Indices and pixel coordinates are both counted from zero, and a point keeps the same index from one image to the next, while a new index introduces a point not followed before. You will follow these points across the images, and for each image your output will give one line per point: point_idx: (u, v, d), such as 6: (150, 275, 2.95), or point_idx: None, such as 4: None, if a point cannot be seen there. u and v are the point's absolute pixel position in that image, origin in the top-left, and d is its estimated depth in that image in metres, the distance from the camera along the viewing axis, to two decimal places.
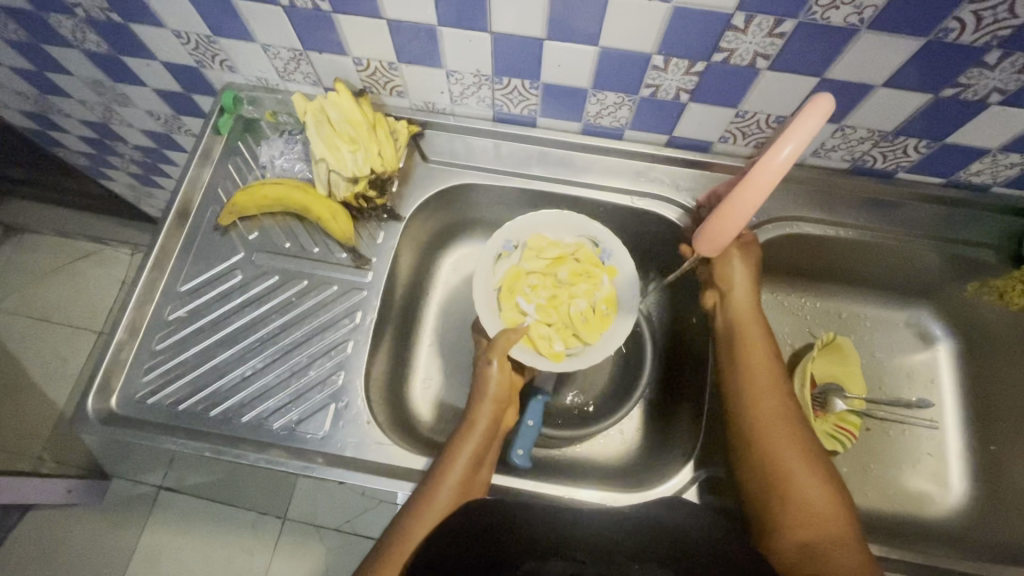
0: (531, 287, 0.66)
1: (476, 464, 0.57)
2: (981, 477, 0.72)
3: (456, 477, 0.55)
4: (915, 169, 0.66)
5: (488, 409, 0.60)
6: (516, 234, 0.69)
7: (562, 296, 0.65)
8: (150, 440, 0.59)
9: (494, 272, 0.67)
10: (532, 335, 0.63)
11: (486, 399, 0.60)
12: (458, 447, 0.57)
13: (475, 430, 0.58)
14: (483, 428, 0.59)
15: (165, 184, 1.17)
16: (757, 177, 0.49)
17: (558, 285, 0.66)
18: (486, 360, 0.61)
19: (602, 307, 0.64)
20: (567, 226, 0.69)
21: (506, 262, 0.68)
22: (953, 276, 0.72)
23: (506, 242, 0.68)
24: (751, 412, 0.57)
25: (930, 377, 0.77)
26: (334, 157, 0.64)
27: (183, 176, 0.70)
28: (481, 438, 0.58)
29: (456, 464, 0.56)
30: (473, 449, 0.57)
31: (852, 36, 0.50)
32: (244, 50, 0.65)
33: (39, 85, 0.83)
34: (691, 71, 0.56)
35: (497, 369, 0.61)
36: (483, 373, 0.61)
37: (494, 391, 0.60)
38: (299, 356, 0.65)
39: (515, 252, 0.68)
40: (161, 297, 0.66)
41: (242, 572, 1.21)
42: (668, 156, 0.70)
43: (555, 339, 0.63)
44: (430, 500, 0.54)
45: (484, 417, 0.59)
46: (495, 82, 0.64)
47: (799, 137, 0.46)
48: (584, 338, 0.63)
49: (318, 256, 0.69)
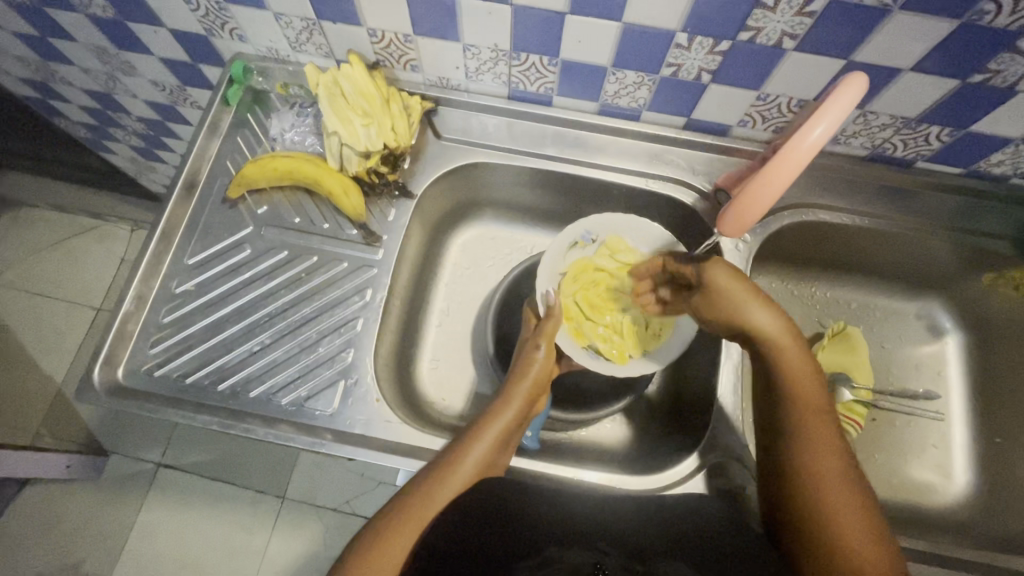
0: (595, 284, 0.66)
1: (500, 445, 0.57)
2: (985, 469, 0.72)
3: (479, 454, 0.55)
4: (935, 158, 0.65)
5: (525, 390, 0.60)
6: (598, 228, 0.67)
7: (620, 303, 0.65)
8: (156, 413, 0.59)
9: (564, 257, 0.66)
10: (581, 330, 0.63)
11: (526, 382, 0.60)
12: (489, 423, 0.57)
13: (508, 408, 0.58)
14: (516, 409, 0.58)
15: (167, 158, 1.15)
16: (787, 156, 0.50)
17: (621, 291, 0.66)
18: (535, 343, 0.62)
19: (656, 327, 0.64)
20: (649, 238, 0.67)
21: (580, 252, 0.67)
22: (967, 268, 0.72)
23: (585, 233, 0.67)
24: (797, 442, 0.51)
25: (938, 369, 0.77)
26: (346, 131, 0.62)
27: (191, 148, 0.68)
28: (512, 419, 0.58)
29: (484, 440, 0.56)
30: (502, 429, 0.57)
31: (884, 16, 0.48)
32: (255, 18, 0.63)
33: (41, 52, 0.82)
34: (714, 51, 0.55)
35: (542, 355, 0.61)
36: (528, 354, 0.62)
37: (536, 374, 0.60)
38: (308, 333, 0.64)
39: (591, 245, 0.67)
40: (168, 270, 0.65)
41: (240, 548, 1.22)
42: (686, 139, 0.69)
43: (599, 339, 0.63)
44: (453, 469, 0.53)
45: (519, 398, 0.59)
46: (513, 58, 0.62)
47: (833, 118, 0.47)
48: (627, 347, 0.63)
49: (327, 232, 0.68)
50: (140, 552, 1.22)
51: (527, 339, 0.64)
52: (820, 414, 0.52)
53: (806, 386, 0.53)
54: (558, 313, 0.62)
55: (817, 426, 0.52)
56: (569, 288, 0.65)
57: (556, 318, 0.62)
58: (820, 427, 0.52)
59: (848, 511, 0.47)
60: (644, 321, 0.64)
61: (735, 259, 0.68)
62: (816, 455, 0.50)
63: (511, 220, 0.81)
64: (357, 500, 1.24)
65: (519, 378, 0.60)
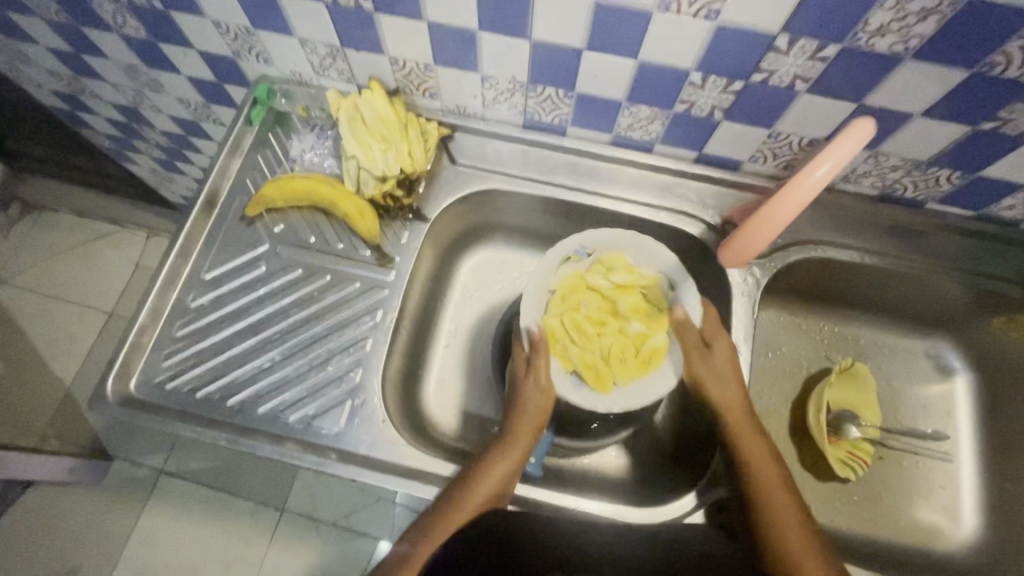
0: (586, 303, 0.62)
1: (502, 489, 0.57)
2: (994, 514, 0.71)
3: (484, 498, 0.55)
4: (945, 200, 0.65)
5: (530, 426, 0.60)
6: (594, 244, 0.64)
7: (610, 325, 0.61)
8: (166, 426, 0.59)
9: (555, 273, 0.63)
10: (565, 352, 0.60)
11: (530, 422, 0.60)
12: (493, 462, 0.57)
13: (511, 452, 0.58)
14: (521, 451, 0.59)
15: (187, 170, 1.17)
16: (800, 187, 0.54)
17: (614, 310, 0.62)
18: (535, 383, 0.60)
19: (645, 355, 0.59)
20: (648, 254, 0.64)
21: (572, 267, 0.64)
22: (977, 309, 0.71)
23: (579, 247, 0.64)
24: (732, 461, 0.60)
25: (947, 410, 0.76)
26: (365, 155, 0.64)
27: (212, 166, 0.70)
28: (513, 464, 0.58)
29: (485, 487, 0.55)
30: (506, 470, 0.57)
31: (896, 64, 0.49)
32: (281, 44, 0.65)
33: (73, 67, 0.84)
34: (727, 90, 0.56)
35: (545, 388, 0.60)
36: (528, 394, 0.60)
37: (540, 416, 0.60)
38: (318, 351, 0.65)
39: (586, 260, 0.64)
40: (185, 284, 0.66)
41: (237, 561, 1.21)
42: (696, 172, 0.70)
43: (584, 362, 0.59)
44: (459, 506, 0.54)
45: (524, 437, 0.59)
46: (529, 89, 0.64)
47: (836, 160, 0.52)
48: (613, 375, 0.59)
49: (341, 252, 0.69)
50: (138, 559, 1.22)
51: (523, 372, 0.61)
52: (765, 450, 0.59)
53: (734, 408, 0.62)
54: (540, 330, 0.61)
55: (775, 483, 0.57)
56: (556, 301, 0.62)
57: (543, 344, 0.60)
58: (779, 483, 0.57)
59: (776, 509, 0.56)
60: (633, 347, 0.60)
61: (744, 294, 0.68)
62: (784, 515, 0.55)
63: (522, 244, 0.82)
64: (355, 516, 1.23)
65: (521, 417, 0.60)
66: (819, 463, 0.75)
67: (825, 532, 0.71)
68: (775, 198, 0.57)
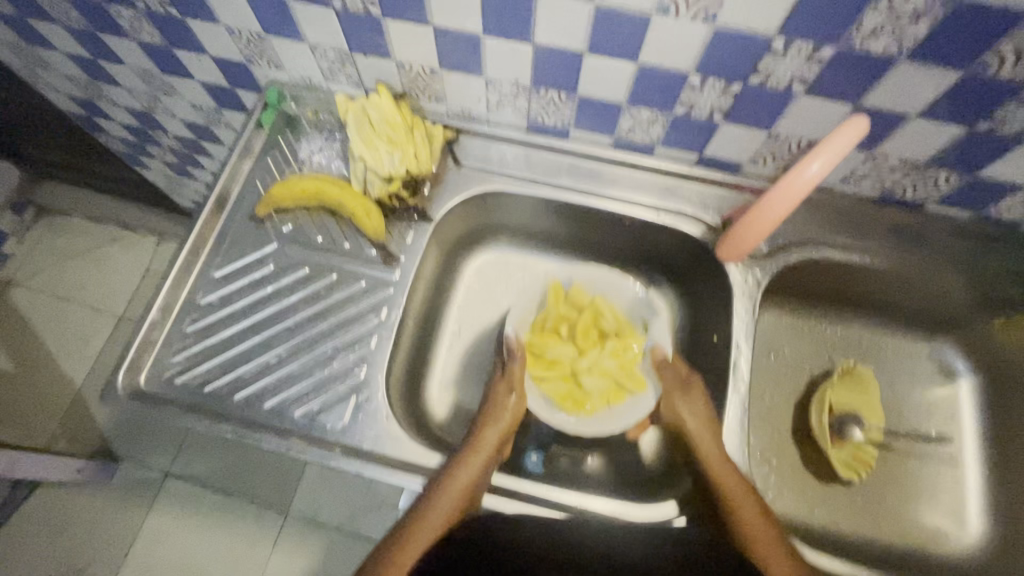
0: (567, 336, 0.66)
1: (470, 495, 0.57)
2: (998, 518, 0.70)
3: (449, 504, 0.56)
4: (944, 201, 0.66)
5: (495, 433, 0.61)
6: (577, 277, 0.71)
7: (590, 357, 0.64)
8: (174, 419, 0.61)
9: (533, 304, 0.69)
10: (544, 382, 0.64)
11: (496, 426, 0.61)
12: (456, 470, 0.57)
13: (476, 457, 0.59)
14: (484, 459, 0.59)
15: (198, 174, 1.20)
16: (794, 179, 0.56)
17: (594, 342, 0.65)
18: (508, 390, 0.64)
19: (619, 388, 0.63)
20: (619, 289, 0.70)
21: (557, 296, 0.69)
22: (980, 312, 0.72)
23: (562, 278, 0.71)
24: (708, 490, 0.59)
25: (951, 413, 0.76)
26: (372, 156, 0.65)
27: (224, 167, 0.72)
28: (479, 471, 0.58)
29: (450, 492, 0.56)
30: (469, 479, 0.57)
31: (892, 65, 0.50)
32: (292, 49, 0.67)
33: (91, 72, 0.87)
34: (726, 92, 0.58)
35: (515, 401, 0.63)
36: (501, 401, 0.63)
37: (507, 421, 0.62)
38: (324, 348, 0.66)
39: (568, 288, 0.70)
40: (195, 282, 0.68)
41: (241, 563, 1.21)
42: (697, 174, 0.71)
43: (562, 393, 0.63)
44: (423, 519, 0.56)
45: (488, 447, 0.60)
46: (532, 93, 0.65)
47: (831, 154, 0.52)
48: (588, 405, 0.63)
49: (348, 252, 0.71)
50: (143, 560, 1.23)
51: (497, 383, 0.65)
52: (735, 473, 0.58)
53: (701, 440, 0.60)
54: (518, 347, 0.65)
55: (749, 511, 0.57)
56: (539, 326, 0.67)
57: (520, 358, 0.64)
58: (753, 512, 0.57)
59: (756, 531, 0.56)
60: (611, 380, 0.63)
61: (745, 294, 0.69)
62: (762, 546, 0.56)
63: (525, 246, 0.83)
64: (358, 519, 1.23)
65: (490, 421, 0.62)
66: (821, 465, 0.74)
67: (828, 534, 0.71)
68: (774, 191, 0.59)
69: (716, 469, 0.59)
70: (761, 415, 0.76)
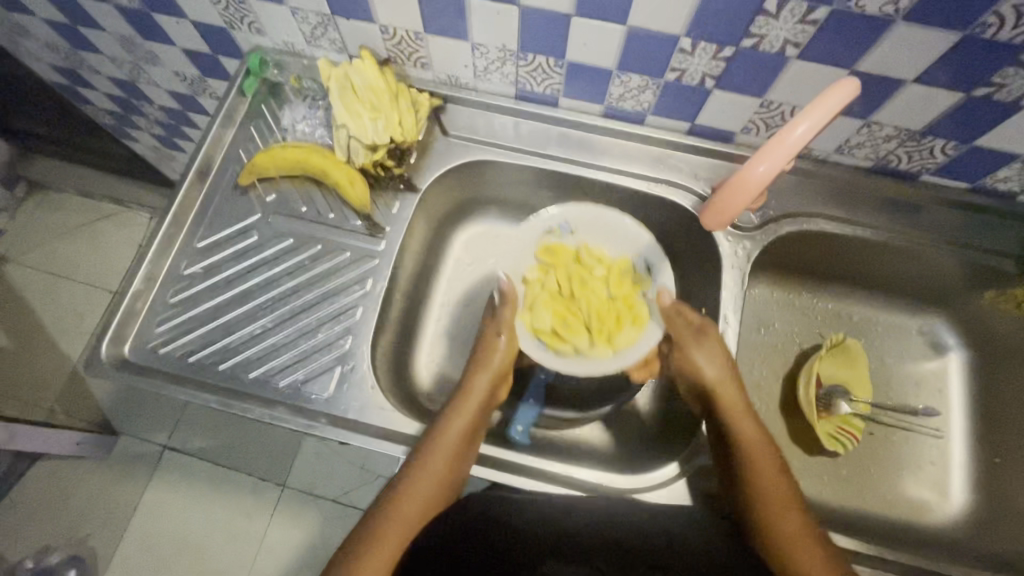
0: (563, 282, 0.63)
1: (464, 441, 0.59)
2: (982, 490, 0.71)
3: (444, 453, 0.57)
4: (939, 172, 0.64)
5: (485, 380, 0.62)
6: (575, 220, 0.66)
7: (582, 298, 0.62)
8: (160, 388, 0.61)
9: (537, 241, 0.65)
10: (536, 323, 0.61)
11: (486, 373, 0.62)
12: (452, 417, 0.59)
13: (466, 404, 0.61)
14: (476, 402, 0.61)
15: (187, 147, 1.18)
16: (776, 145, 0.54)
17: (586, 286, 0.62)
18: (496, 332, 0.63)
19: (612, 327, 0.60)
20: (621, 237, 0.66)
21: (555, 240, 0.65)
22: (972, 285, 0.71)
23: (563, 222, 0.65)
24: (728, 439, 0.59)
25: (939, 386, 0.76)
26: (355, 124, 0.64)
27: (205, 136, 0.70)
28: (471, 417, 0.60)
29: (446, 439, 0.58)
30: (463, 425, 0.59)
31: (887, 27, 0.49)
32: (272, 13, 0.65)
33: (71, 39, 0.85)
34: (718, 56, 0.56)
35: (505, 344, 0.63)
36: (491, 345, 0.64)
37: (495, 366, 0.63)
38: (308, 318, 0.65)
39: (567, 235, 0.65)
40: (178, 252, 0.67)
41: (241, 533, 1.24)
42: (690, 144, 0.70)
43: (555, 334, 0.60)
44: (420, 469, 0.57)
45: (480, 389, 0.62)
46: (520, 58, 0.63)
47: (817, 116, 0.50)
48: (581, 344, 0.59)
49: (333, 222, 0.70)
50: (144, 529, 1.25)
51: (487, 327, 0.65)
52: (752, 421, 0.59)
53: (723, 388, 0.60)
54: (513, 301, 0.63)
55: (765, 459, 0.57)
56: (534, 278, 0.64)
57: (513, 305, 0.63)
58: (770, 463, 0.57)
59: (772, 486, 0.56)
60: (604, 320, 0.61)
61: (734, 266, 0.68)
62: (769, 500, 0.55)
63: (516, 218, 0.82)
64: (355, 491, 1.25)
65: (479, 369, 0.63)
66: (807, 437, 0.75)
67: (813, 505, 0.72)
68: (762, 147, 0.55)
69: (724, 391, 0.60)
70: (749, 388, 0.76)
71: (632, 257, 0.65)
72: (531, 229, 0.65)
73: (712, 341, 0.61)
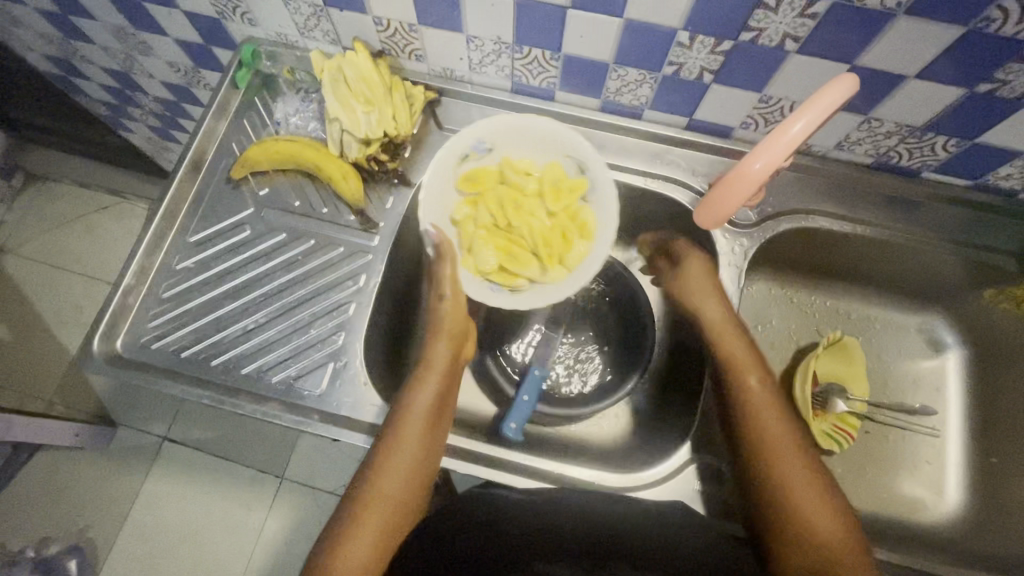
0: (495, 210, 0.62)
1: (435, 413, 0.58)
2: (977, 489, 0.71)
3: (415, 428, 0.56)
4: (940, 169, 0.64)
5: (445, 346, 0.61)
6: (490, 137, 0.64)
7: (518, 219, 0.61)
8: (152, 384, 0.60)
9: (457, 172, 0.63)
10: (478, 264, 0.60)
11: (443, 340, 0.61)
12: (418, 391, 0.58)
13: (431, 375, 0.59)
14: (442, 370, 0.60)
15: (182, 139, 1.18)
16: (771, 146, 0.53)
17: (518, 206, 0.62)
18: (439, 295, 0.62)
19: (560, 243, 0.61)
20: (542, 144, 0.64)
21: (473, 164, 0.64)
22: (972, 283, 0.70)
23: (477, 142, 0.64)
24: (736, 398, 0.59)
25: (937, 384, 0.76)
26: (348, 117, 0.63)
27: (198, 128, 0.70)
28: (437, 386, 0.59)
29: (416, 413, 0.57)
30: (432, 396, 0.58)
31: (889, 21, 0.48)
32: (265, 3, 0.64)
33: (63, 29, 0.84)
34: (716, 50, 0.55)
35: (451, 301, 0.61)
36: (437, 307, 0.62)
37: (447, 327, 0.62)
38: (301, 314, 0.65)
39: (485, 155, 0.64)
40: (171, 246, 0.67)
41: (240, 524, 1.25)
42: (688, 139, 0.69)
43: (502, 273, 0.61)
44: (394, 448, 0.55)
45: (443, 355, 0.61)
46: (515, 51, 0.62)
47: (812, 113, 0.49)
48: (534, 275, 0.60)
49: (327, 217, 0.69)
50: (143, 520, 1.26)
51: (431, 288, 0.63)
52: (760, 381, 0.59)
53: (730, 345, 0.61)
54: (449, 250, 0.61)
55: (771, 418, 0.57)
56: (465, 216, 0.63)
57: (448, 252, 0.60)
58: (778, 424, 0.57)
59: (782, 447, 0.56)
60: (546, 241, 0.60)
61: (731, 264, 0.68)
62: (780, 467, 0.54)
63: None
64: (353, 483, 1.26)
65: (437, 337, 0.61)
66: None
67: None
68: (756, 146, 0.54)
69: (730, 347, 0.61)
70: None
71: (561, 158, 0.64)
72: (444, 160, 0.63)
73: (718, 298, 0.64)
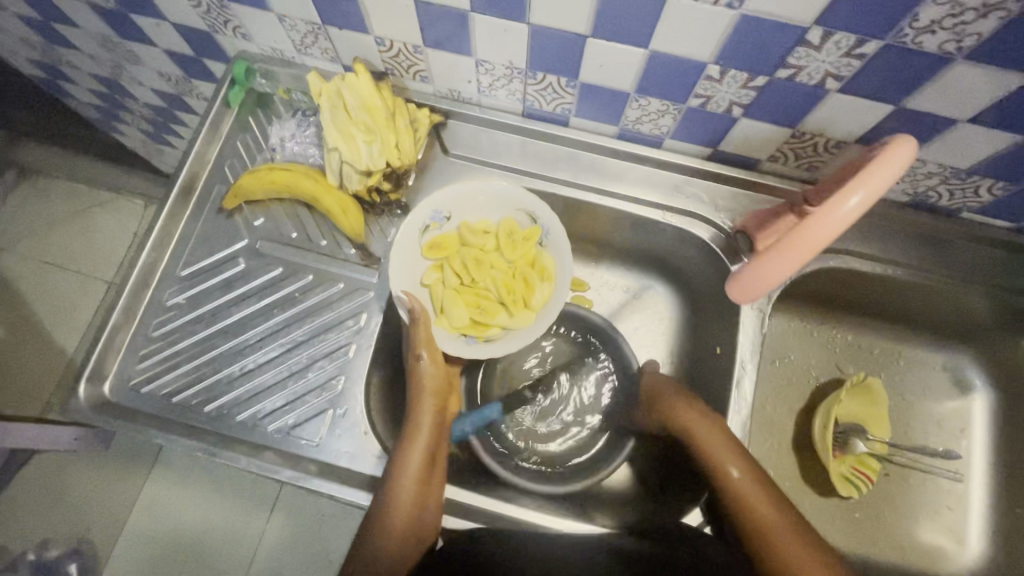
0: (459, 267, 0.61)
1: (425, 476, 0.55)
2: (1000, 539, 0.69)
3: (406, 496, 0.53)
4: (981, 210, 0.59)
5: (430, 404, 0.59)
6: (446, 204, 0.62)
7: (481, 272, 0.61)
8: (140, 432, 0.57)
9: (420, 244, 0.62)
10: (451, 324, 0.60)
11: (427, 402, 0.59)
12: (405, 456, 0.55)
13: (415, 443, 0.56)
14: (428, 432, 0.57)
15: (177, 143, 1.13)
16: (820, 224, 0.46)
17: (482, 261, 0.62)
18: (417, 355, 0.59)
19: (524, 287, 0.61)
20: (495, 203, 0.63)
21: (434, 233, 0.63)
22: (1005, 326, 0.67)
23: (434, 212, 0.62)
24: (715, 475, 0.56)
25: (962, 428, 0.73)
26: (348, 147, 0.58)
27: (188, 152, 0.65)
28: (424, 449, 0.56)
29: (404, 480, 0.53)
30: (420, 459, 0.55)
31: (945, 65, 0.43)
32: (258, 19, 0.59)
33: (46, 35, 0.79)
34: (748, 86, 0.50)
35: (428, 361, 0.59)
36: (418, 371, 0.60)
37: (430, 386, 0.59)
38: (298, 356, 0.62)
39: (445, 222, 0.63)
40: (160, 281, 0.63)
41: (240, 533, 1.24)
42: (710, 170, 0.64)
43: (475, 325, 0.60)
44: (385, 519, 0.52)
45: (428, 415, 0.58)
46: (528, 77, 0.58)
47: (870, 186, 0.44)
48: (506, 321, 0.60)
49: (326, 250, 0.66)
50: (142, 530, 1.25)
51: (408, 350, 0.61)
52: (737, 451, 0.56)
53: (699, 422, 0.59)
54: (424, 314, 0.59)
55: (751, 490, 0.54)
56: (434, 280, 0.62)
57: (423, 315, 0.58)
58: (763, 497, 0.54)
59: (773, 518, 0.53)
60: (511, 289, 0.60)
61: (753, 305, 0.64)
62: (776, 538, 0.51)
63: None
64: None
65: (421, 399, 0.59)
66: (822, 477, 0.72)
67: None
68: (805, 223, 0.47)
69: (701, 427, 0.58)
70: (762, 424, 0.73)
71: (513, 213, 0.63)
72: (405, 236, 0.62)
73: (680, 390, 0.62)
